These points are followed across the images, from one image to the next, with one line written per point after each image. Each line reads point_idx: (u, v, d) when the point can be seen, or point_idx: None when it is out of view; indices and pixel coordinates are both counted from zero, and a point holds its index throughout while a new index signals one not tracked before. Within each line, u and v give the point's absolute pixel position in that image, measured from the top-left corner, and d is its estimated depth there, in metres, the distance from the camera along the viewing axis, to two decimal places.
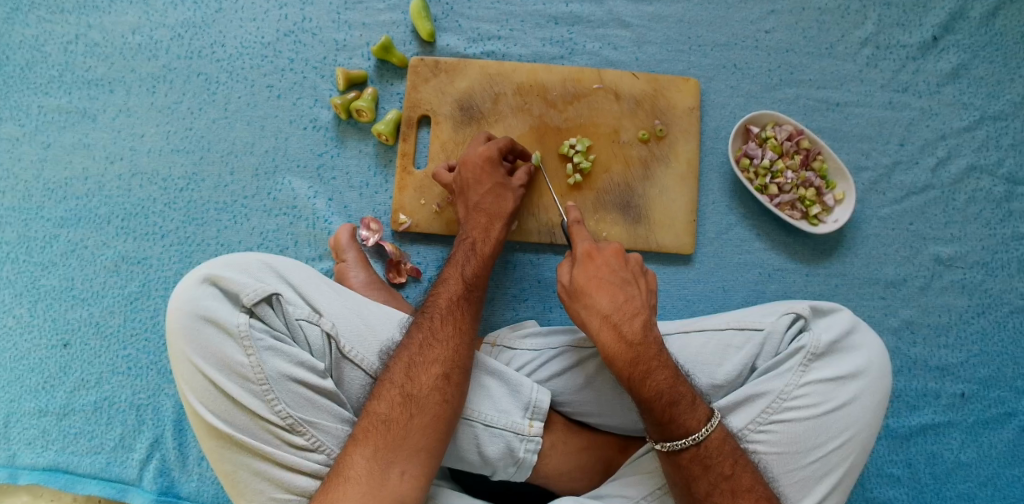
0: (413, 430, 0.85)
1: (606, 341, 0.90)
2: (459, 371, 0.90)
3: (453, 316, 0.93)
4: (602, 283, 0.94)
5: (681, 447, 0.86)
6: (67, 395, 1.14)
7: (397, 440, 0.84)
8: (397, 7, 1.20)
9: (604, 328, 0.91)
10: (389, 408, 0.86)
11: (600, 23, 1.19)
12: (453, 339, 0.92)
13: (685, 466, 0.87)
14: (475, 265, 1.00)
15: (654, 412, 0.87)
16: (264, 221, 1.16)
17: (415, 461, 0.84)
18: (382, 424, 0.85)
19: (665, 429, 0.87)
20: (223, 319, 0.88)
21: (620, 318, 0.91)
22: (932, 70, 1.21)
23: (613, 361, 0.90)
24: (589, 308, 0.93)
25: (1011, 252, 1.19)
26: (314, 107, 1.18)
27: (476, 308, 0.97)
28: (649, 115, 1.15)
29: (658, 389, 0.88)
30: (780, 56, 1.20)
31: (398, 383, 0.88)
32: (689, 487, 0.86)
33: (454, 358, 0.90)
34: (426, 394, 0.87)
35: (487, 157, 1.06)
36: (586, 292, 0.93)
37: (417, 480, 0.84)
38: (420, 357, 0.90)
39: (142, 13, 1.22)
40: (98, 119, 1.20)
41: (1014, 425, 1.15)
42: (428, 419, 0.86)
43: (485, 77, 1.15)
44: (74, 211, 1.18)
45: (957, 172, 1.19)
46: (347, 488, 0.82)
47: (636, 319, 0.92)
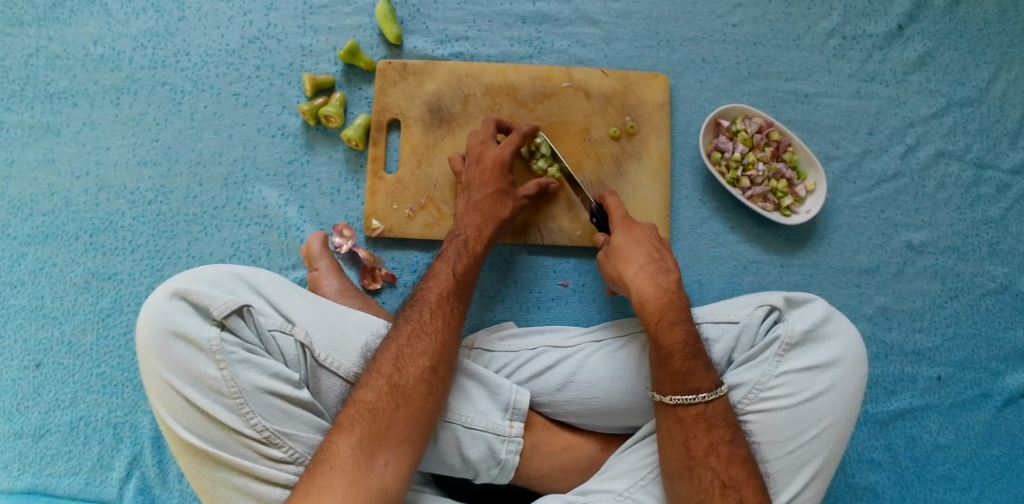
0: (399, 420, 0.84)
1: (641, 283, 0.97)
2: (446, 365, 0.90)
3: (442, 308, 0.93)
4: (639, 242, 1.02)
5: (686, 403, 0.88)
6: (42, 416, 1.12)
7: (381, 429, 0.83)
8: (363, 10, 1.19)
9: (642, 274, 0.97)
10: (376, 397, 0.85)
11: (568, 21, 1.19)
12: (442, 334, 0.91)
13: (687, 424, 0.88)
14: (465, 262, 0.99)
15: (668, 361, 0.90)
16: (236, 232, 1.14)
17: (400, 451, 0.83)
18: (369, 412, 0.84)
19: (680, 380, 0.89)
20: (194, 333, 0.87)
21: (658, 270, 0.97)
22: (898, 58, 1.22)
23: (645, 304, 0.95)
24: (626, 261, 1.00)
25: (981, 235, 1.20)
26: (282, 114, 1.17)
27: (465, 304, 0.96)
28: (619, 112, 1.15)
29: (674, 337, 0.91)
30: (748, 49, 1.21)
31: (385, 373, 0.87)
32: (687, 446, 0.87)
33: (441, 352, 0.90)
34: (413, 385, 0.86)
35: (493, 161, 1.06)
36: (623, 248, 1.01)
37: (401, 470, 0.83)
38: (408, 349, 0.89)
39: (104, 24, 1.20)
40: (62, 134, 1.18)
41: (990, 406, 1.17)
42: (413, 410, 0.85)
43: (454, 78, 1.14)
44: (41, 228, 1.16)
45: (925, 158, 1.21)
46: (330, 478, 0.79)
47: (671, 276, 0.98)
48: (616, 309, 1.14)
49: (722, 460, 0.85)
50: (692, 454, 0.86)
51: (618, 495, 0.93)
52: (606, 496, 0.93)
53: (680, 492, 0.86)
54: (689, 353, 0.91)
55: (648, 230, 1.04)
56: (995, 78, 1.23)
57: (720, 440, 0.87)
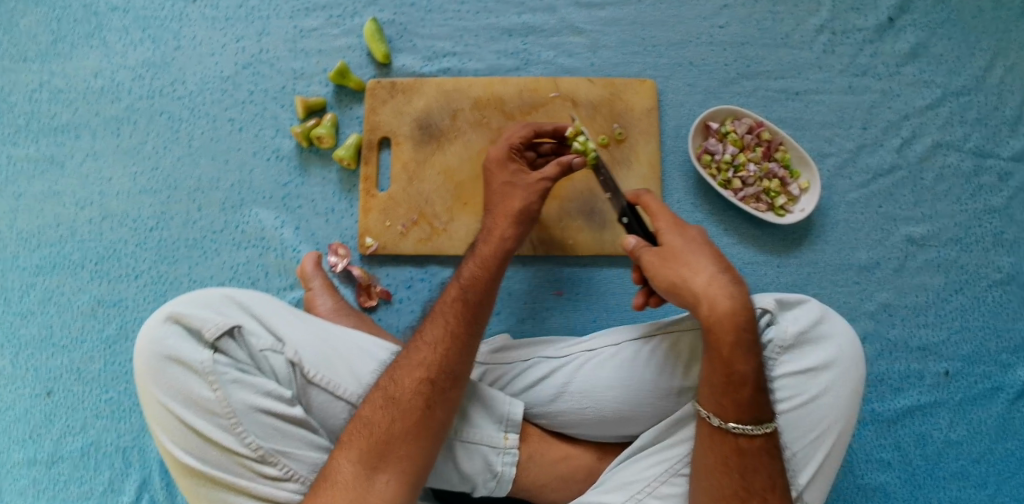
0: (397, 434, 0.84)
1: (719, 297, 0.84)
2: (447, 375, 0.87)
3: (446, 316, 0.91)
4: (698, 246, 0.89)
5: (751, 435, 0.84)
6: (55, 442, 1.15)
7: (381, 444, 0.83)
8: (351, 32, 1.20)
9: (715, 285, 0.85)
10: (373, 412, 0.85)
11: (554, 32, 1.20)
12: (444, 343, 0.89)
13: (748, 454, 0.85)
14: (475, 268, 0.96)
15: (737, 394, 0.84)
16: (234, 255, 1.17)
17: (401, 465, 0.83)
18: (367, 426, 0.84)
19: (750, 409, 0.83)
20: (187, 356, 0.89)
21: (731, 281, 0.85)
22: (890, 51, 1.21)
23: (717, 320, 0.84)
24: (693, 269, 0.87)
25: (984, 226, 1.18)
26: (276, 137, 1.19)
27: (480, 311, 0.92)
28: (607, 119, 1.16)
29: (748, 368, 0.83)
30: (736, 49, 1.20)
31: (383, 386, 0.87)
32: (742, 477, 0.85)
33: (441, 362, 0.88)
34: (410, 397, 0.85)
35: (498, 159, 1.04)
36: (685, 254, 0.88)
37: (405, 486, 0.83)
38: (407, 362, 0.89)
39: (102, 57, 1.24)
40: (66, 166, 1.21)
41: (1002, 400, 1.14)
42: (410, 423, 0.84)
43: (443, 94, 1.16)
44: (49, 259, 1.20)
45: (923, 150, 1.19)
46: (333, 494, 0.81)
47: (742, 287, 0.86)
48: (612, 316, 1.14)
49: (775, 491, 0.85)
50: (750, 486, 0.85)
51: None
52: None
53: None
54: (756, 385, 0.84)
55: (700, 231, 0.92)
56: (992, 66, 1.21)
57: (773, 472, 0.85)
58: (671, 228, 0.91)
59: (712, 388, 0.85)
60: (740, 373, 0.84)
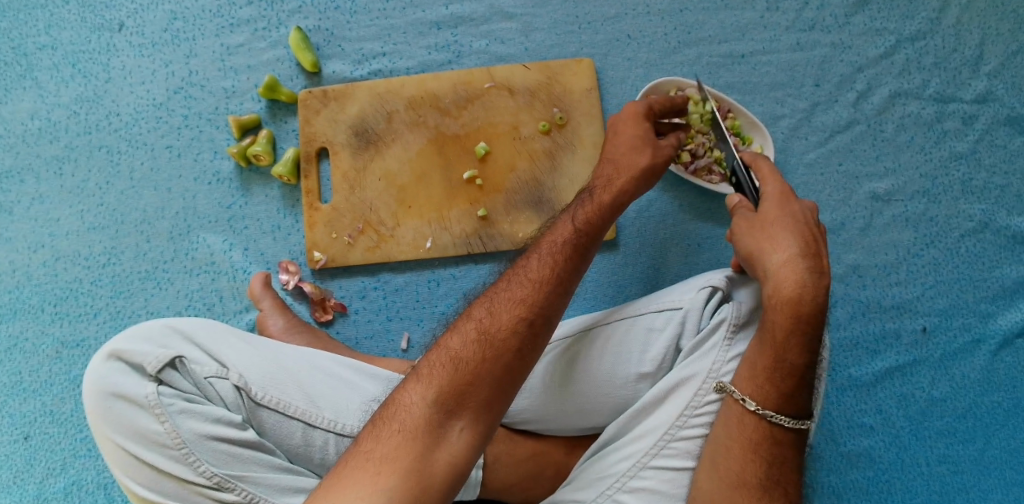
0: (483, 376, 0.73)
1: (786, 279, 0.86)
2: (545, 318, 0.79)
3: (553, 257, 0.84)
4: (787, 225, 0.89)
5: (786, 426, 0.84)
6: (37, 486, 1.15)
7: (462, 386, 0.73)
8: (278, 44, 1.18)
9: (789, 267, 0.86)
10: (462, 344, 0.75)
11: (483, 20, 1.16)
12: (546, 288, 0.81)
13: (779, 445, 0.85)
14: (588, 211, 0.90)
15: (779, 383, 0.84)
16: (187, 283, 1.15)
17: (478, 417, 0.73)
18: (451, 361, 0.74)
19: (785, 401, 0.84)
20: (132, 392, 0.89)
21: (812, 269, 0.86)
22: (837, 1, 1.16)
23: (780, 298, 0.86)
24: (773, 246, 0.88)
25: (952, 174, 1.13)
26: (215, 160, 1.17)
27: (581, 264, 0.85)
28: (546, 104, 1.12)
29: (797, 358, 0.84)
30: (674, 17, 1.16)
31: (477, 319, 0.78)
32: (767, 465, 0.84)
33: (542, 306, 0.80)
34: (506, 335, 0.76)
35: (635, 113, 0.98)
36: (774, 228, 0.89)
37: (478, 438, 0.72)
38: (505, 298, 0.80)
39: (37, 97, 1.22)
40: (14, 212, 1.21)
41: (984, 352, 1.10)
42: (500, 366, 0.75)
43: (376, 97, 1.13)
44: (8, 306, 1.19)
45: (880, 101, 1.14)
46: (398, 438, 0.70)
47: (822, 278, 0.86)
48: (572, 306, 1.11)
49: (796, 487, 0.85)
50: (774, 477, 0.84)
51: None
52: None
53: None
54: (799, 382, 0.85)
55: (805, 210, 0.90)
56: (946, 6, 1.15)
57: (796, 469, 0.85)
58: (775, 198, 0.91)
59: (754, 369, 0.86)
60: (789, 363, 0.85)
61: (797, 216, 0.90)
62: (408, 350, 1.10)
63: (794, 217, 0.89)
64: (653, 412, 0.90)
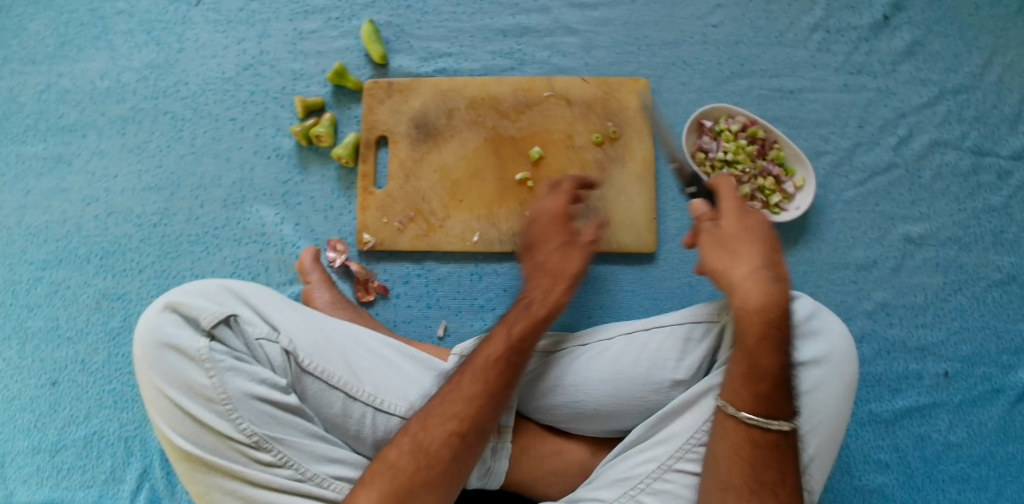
0: (419, 485, 0.79)
1: (749, 291, 0.90)
2: (476, 431, 0.83)
3: (485, 372, 0.86)
4: (748, 241, 0.94)
5: (764, 427, 0.86)
6: (58, 432, 1.17)
7: (403, 493, 0.78)
8: (349, 34, 1.23)
9: (752, 279, 0.91)
10: (399, 455, 0.81)
11: (548, 32, 1.21)
12: (478, 401, 0.84)
13: (759, 447, 0.86)
14: (524, 327, 0.91)
15: (753, 386, 0.87)
16: (236, 251, 1.19)
17: None
18: (389, 470, 0.80)
19: (763, 402, 0.86)
20: (185, 344, 0.91)
21: (772, 277, 0.91)
22: (885, 49, 1.21)
23: (745, 311, 0.89)
24: (736, 261, 0.93)
25: (983, 225, 1.17)
26: (276, 136, 1.22)
27: (519, 373, 0.88)
28: (601, 117, 1.16)
29: (770, 362, 0.87)
30: (729, 48, 1.21)
31: (413, 431, 0.83)
32: (750, 466, 0.86)
33: (474, 418, 0.83)
34: (438, 448, 0.81)
35: (558, 212, 1.02)
36: (738, 244, 0.94)
37: None
38: (437, 410, 0.84)
39: (109, 59, 1.27)
40: (73, 164, 1.25)
41: (1003, 402, 1.13)
42: (435, 474, 0.80)
43: (438, 94, 1.18)
44: (55, 253, 1.23)
45: (920, 148, 1.18)
46: None
47: (780, 285, 0.91)
48: (607, 313, 1.14)
49: (789, 493, 0.85)
50: (758, 478, 0.85)
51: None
52: None
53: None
54: (774, 384, 0.87)
55: (761, 222, 0.96)
56: (990, 64, 1.20)
57: (787, 472, 0.85)
58: (732, 215, 0.97)
59: (730, 378, 0.89)
60: (761, 366, 0.87)
61: (754, 231, 0.95)
62: (444, 337, 1.13)
63: (753, 231, 0.95)
64: (678, 419, 0.93)
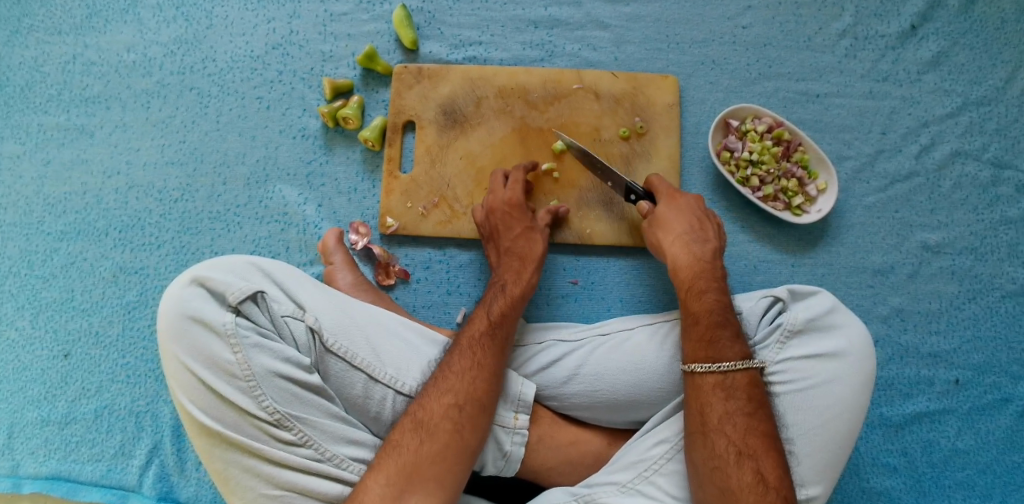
0: (423, 458, 0.84)
1: (676, 251, 1.00)
2: (471, 402, 0.88)
3: (471, 350, 0.92)
4: (678, 211, 1.04)
5: (705, 370, 0.89)
6: (68, 405, 1.17)
7: (408, 466, 0.84)
8: (380, 18, 1.23)
9: (677, 240, 1.01)
10: (402, 434, 0.86)
11: (579, 25, 1.22)
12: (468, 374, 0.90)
13: (704, 391, 0.89)
14: (503, 305, 0.98)
15: (692, 331, 0.93)
16: (257, 229, 1.19)
17: (431, 492, 0.83)
18: (393, 448, 0.85)
19: (704, 344, 0.90)
20: (211, 318, 0.91)
21: (694, 235, 1.01)
22: (912, 58, 1.22)
23: (677, 270, 0.99)
24: (666, 228, 1.03)
25: (1000, 236, 1.18)
26: (303, 116, 1.22)
27: (502, 346, 0.94)
28: (629, 112, 1.17)
29: (701, 301, 0.94)
30: (758, 50, 1.22)
31: (412, 412, 0.89)
32: (701, 413, 0.88)
33: (467, 390, 0.89)
34: (437, 422, 0.86)
35: (513, 202, 1.08)
36: (666, 212, 1.04)
37: None
38: (432, 389, 0.90)
39: (136, 32, 1.27)
40: (95, 135, 1.24)
41: (1011, 411, 1.14)
42: (438, 446, 0.85)
43: (468, 81, 1.18)
44: (74, 225, 1.22)
45: (941, 157, 1.20)
46: None
47: (706, 246, 1.01)
48: (626, 306, 1.15)
49: (748, 436, 0.86)
50: (707, 421, 0.87)
51: (621, 487, 0.92)
52: (610, 488, 0.93)
53: (697, 459, 0.87)
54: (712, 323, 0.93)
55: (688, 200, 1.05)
56: (1013, 78, 1.22)
57: (742, 415, 0.87)
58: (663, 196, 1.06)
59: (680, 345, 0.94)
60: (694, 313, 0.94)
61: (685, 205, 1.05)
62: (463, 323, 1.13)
63: (682, 203, 1.05)
64: None
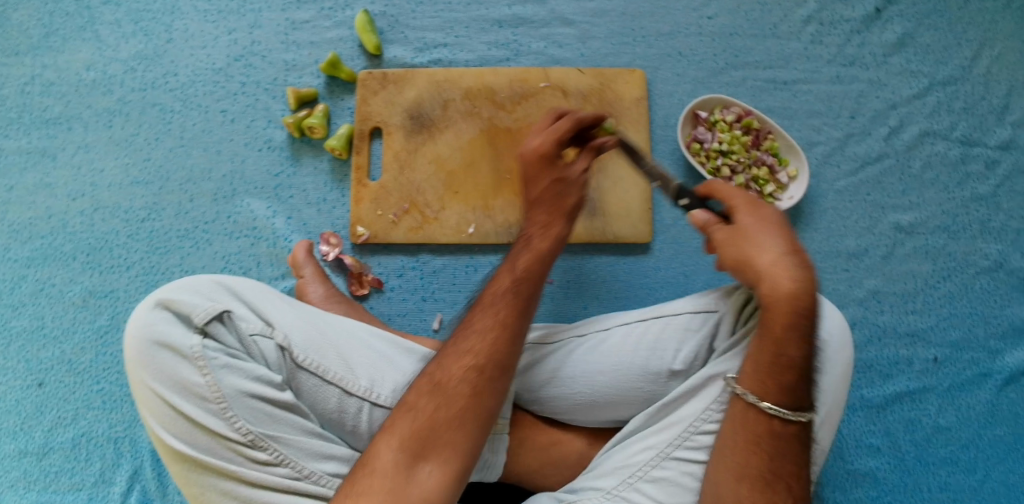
0: (441, 423, 0.77)
1: (778, 278, 0.85)
2: (494, 362, 0.80)
3: (495, 306, 0.83)
4: (765, 228, 0.88)
5: (781, 417, 0.84)
6: (45, 434, 1.14)
7: (425, 432, 0.76)
8: (343, 24, 1.22)
9: (779, 266, 0.85)
10: (417, 396, 0.79)
11: (543, 23, 1.21)
12: (491, 332, 0.82)
13: (778, 440, 0.85)
14: (530, 256, 0.89)
15: (779, 377, 0.85)
16: (226, 245, 1.17)
17: (447, 460, 0.76)
18: (408, 412, 0.77)
19: (788, 395, 0.84)
20: (177, 341, 0.89)
21: (799, 265, 0.86)
22: (878, 41, 1.22)
23: (773, 299, 0.85)
24: (759, 249, 0.87)
25: (972, 214, 1.19)
26: (268, 128, 1.20)
27: (531, 302, 0.85)
28: (597, 108, 1.16)
29: (798, 352, 0.84)
30: (725, 40, 1.21)
31: (429, 372, 0.80)
32: (768, 459, 0.85)
33: (490, 349, 0.80)
34: (455, 385, 0.78)
35: (540, 152, 0.93)
36: (753, 231, 0.88)
37: (450, 479, 0.76)
38: (452, 347, 0.81)
39: (95, 49, 1.25)
40: (58, 158, 1.22)
41: (991, 386, 1.14)
42: (457, 410, 0.77)
43: (433, 84, 1.17)
44: (41, 251, 1.20)
45: (910, 138, 1.20)
46: (370, 486, 0.74)
47: (807, 272, 0.86)
48: (603, 303, 1.14)
49: (800, 483, 0.85)
50: (774, 469, 0.84)
51: (607, 493, 0.91)
52: (595, 494, 0.91)
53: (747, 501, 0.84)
54: (799, 373, 0.85)
55: (773, 213, 0.91)
56: (979, 56, 1.22)
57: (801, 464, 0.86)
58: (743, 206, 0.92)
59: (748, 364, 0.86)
60: (784, 355, 0.84)
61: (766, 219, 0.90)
62: (440, 330, 1.12)
63: (763, 219, 0.90)
64: (683, 404, 0.93)
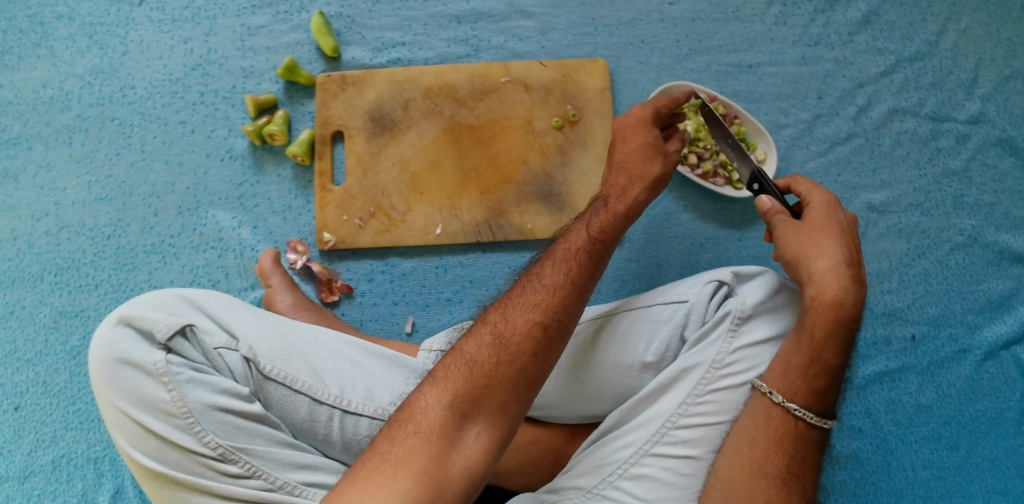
0: (499, 379, 0.72)
1: (826, 283, 0.86)
2: (560, 324, 0.78)
3: (567, 263, 0.82)
4: (827, 233, 0.89)
5: (802, 417, 0.84)
6: (26, 457, 1.11)
7: (480, 386, 0.71)
8: (299, 27, 1.20)
9: (833, 272, 0.86)
10: (477, 348, 0.74)
11: (502, 17, 1.19)
12: (559, 293, 0.79)
13: (801, 440, 0.85)
14: (603, 221, 0.89)
15: (813, 379, 0.85)
16: (194, 258, 1.15)
17: (495, 420, 0.70)
18: (467, 364, 0.72)
19: (813, 398, 0.85)
20: (139, 359, 0.88)
21: (852, 276, 0.87)
22: (841, 19, 1.21)
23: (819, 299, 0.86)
24: (817, 252, 0.88)
25: (944, 190, 1.18)
26: (229, 137, 1.18)
27: (598, 269, 0.84)
28: (560, 101, 1.15)
29: (832, 357, 0.85)
30: (687, 25, 1.20)
31: (491, 324, 0.77)
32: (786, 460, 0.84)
33: (555, 311, 0.78)
34: (519, 339, 0.75)
35: (640, 118, 0.99)
36: (819, 235, 0.89)
37: (495, 441, 0.70)
38: (520, 302, 0.79)
39: (51, 66, 1.23)
40: (19, 179, 1.20)
41: (970, 361, 1.13)
42: (514, 367, 0.73)
43: (393, 85, 1.16)
44: (8, 273, 1.17)
45: (879, 116, 1.19)
46: (412, 441, 0.67)
47: (858, 283, 0.86)
48: None
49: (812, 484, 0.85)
50: (791, 469, 0.84)
51: (587, 492, 0.88)
52: (575, 494, 0.88)
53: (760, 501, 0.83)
54: (830, 382, 0.86)
55: (848, 220, 0.91)
56: (944, 30, 1.21)
57: (816, 465, 0.85)
58: (821, 206, 0.91)
59: (787, 365, 0.87)
60: (825, 361, 0.85)
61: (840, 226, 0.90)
62: (412, 333, 1.11)
63: (837, 225, 0.90)
64: (656, 400, 0.90)
